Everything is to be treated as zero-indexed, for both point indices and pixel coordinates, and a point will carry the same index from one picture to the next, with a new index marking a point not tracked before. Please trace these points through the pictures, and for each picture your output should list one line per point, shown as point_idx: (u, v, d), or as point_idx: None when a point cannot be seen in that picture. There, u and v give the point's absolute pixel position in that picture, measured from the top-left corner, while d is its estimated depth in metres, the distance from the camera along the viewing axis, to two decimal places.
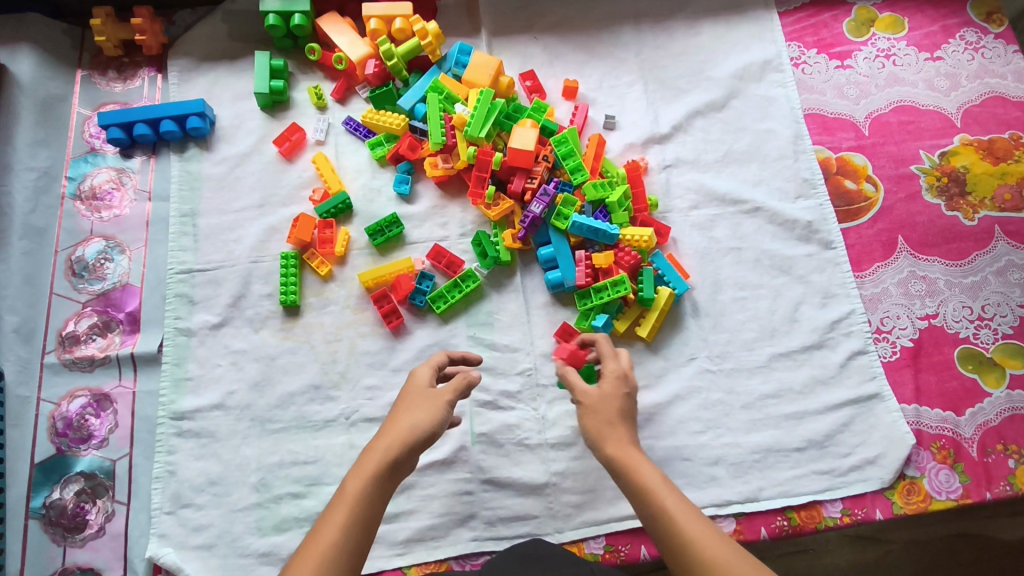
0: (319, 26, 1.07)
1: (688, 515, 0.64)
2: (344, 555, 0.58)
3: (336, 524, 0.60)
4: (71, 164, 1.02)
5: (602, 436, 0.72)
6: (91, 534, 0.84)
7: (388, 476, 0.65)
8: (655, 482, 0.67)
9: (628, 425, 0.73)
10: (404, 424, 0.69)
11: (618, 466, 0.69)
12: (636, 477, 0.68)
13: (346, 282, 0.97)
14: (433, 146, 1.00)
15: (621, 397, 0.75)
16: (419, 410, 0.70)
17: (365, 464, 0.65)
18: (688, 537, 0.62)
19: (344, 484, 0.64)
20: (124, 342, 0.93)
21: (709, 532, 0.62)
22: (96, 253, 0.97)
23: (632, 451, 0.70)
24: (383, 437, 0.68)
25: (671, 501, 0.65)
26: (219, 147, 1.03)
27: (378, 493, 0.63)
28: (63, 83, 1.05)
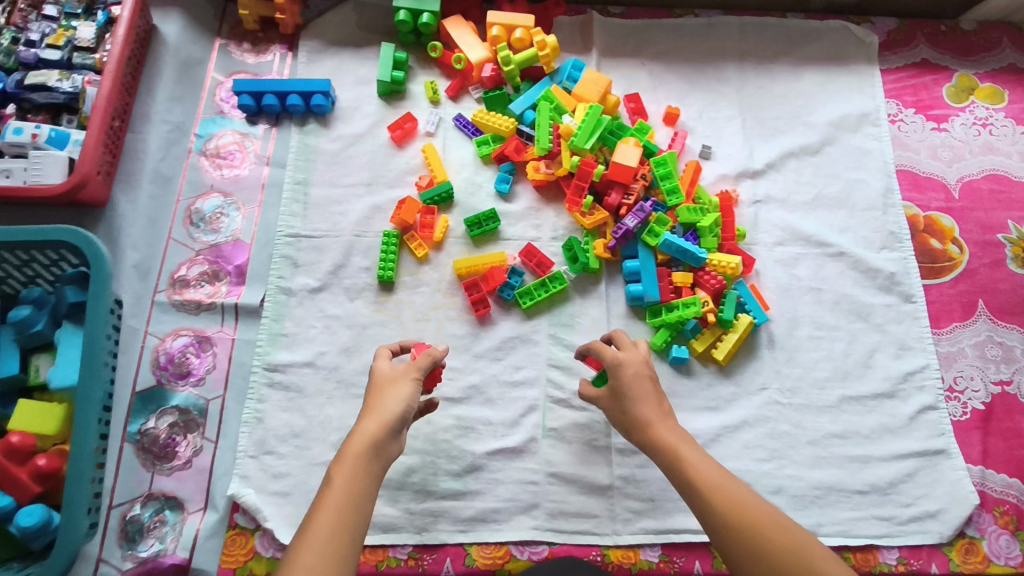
0: (443, 27, 1.11)
1: (721, 479, 0.71)
2: (340, 528, 0.63)
3: (331, 506, 0.65)
4: (200, 122, 1.08)
5: (625, 413, 0.79)
6: (179, 464, 0.89)
7: (374, 461, 0.69)
8: (689, 449, 0.74)
9: (655, 398, 0.79)
10: (383, 406, 0.74)
11: (649, 440, 0.76)
12: (671, 449, 0.74)
13: (439, 267, 1.01)
14: (538, 151, 1.04)
15: (631, 377, 0.80)
16: (392, 395, 0.75)
17: (349, 449, 0.69)
18: (722, 501, 0.69)
19: (330, 477, 0.68)
20: (229, 292, 0.99)
21: (749, 504, 0.68)
22: (214, 207, 1.03)
23: (666, 428, 0.76)
24: (360, 423, 0.72)
25: (703, 465, 0.72)
26: (336, 125, 1.09)
27: (367, 475, 0.68)
28: (203, 47, 1.13)
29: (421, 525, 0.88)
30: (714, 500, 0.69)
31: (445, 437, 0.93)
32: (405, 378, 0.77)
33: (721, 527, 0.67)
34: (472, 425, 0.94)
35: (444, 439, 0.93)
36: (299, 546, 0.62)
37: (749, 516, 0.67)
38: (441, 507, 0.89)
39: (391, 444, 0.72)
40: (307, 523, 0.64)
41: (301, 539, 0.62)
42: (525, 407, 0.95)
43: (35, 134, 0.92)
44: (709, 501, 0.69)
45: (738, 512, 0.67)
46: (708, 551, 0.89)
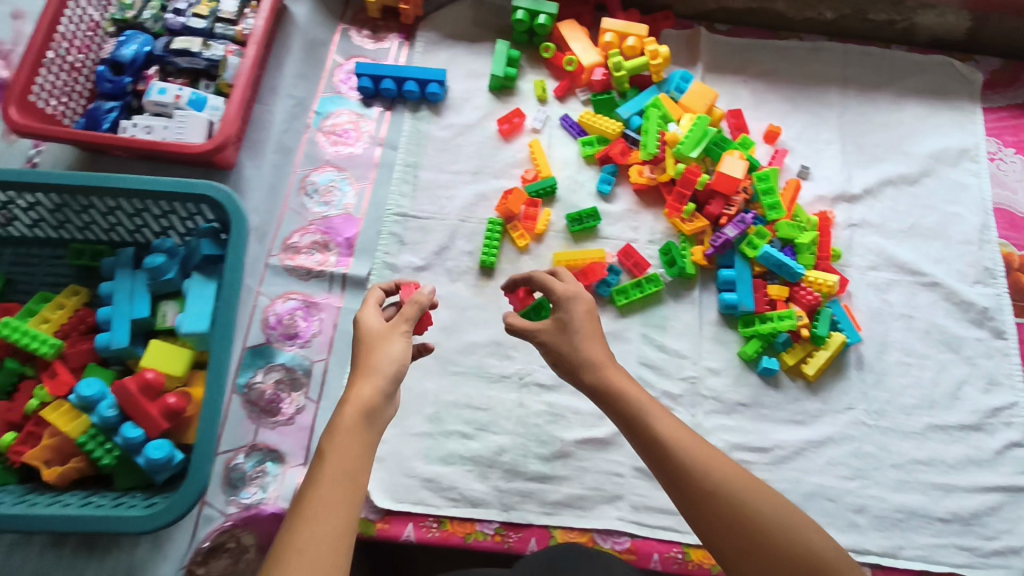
0: (558, 29, 1.14)
1: (693, 442, 0.68)
2: (339, 503, 0.58)
3: (328, 484, 0.59)
4: (320, 99, 1.13)
5: (577, 358, 0.74)
6: (283, 420, 0.94)
7: (369, 426, 0.63)
8: (652, 408, 0.70)
9: (602, 343, 0.75)
10: (380, 367, 0.67)
11: (607, 390, 0.72)
12: (628, 399, 0.71)
13: (539, 257, 1.04)
14: (644, 156, 1.06)
15: (582, 315, 0.76)
16: (388, 351, 0.68)
17: (344, 419, 0.63)
18: (692, 462, 0.66)
19: (323, 447, 0.61)
20: (338, 262, 1.03)
21: (718, 464, 0.66)
22: (328, 180, 1.07)
23: (620, 375, 0.73)
24: (355, 385, 0.65)
25: (672, 427, 0.69)
26: (448, 114, 1.13)
27: (363, 441, 0.62)
28: (327, 30, 1.17)
29: (508, 503, 0.91)
30: (692, 467, 0.66)
31: (536, 422, 0.96)
32: (395, 333, 0.70)
33: (688, 492, 0.65)
34: (562, 413, 0.97)
35: (535, 423, 0.96)
36: (301, 533, 0.55)
37: (720, 478, 0.65)
38: (529, 488, 0.92)
39: (384, 404, 0.66)
40: (303, 504, 0.57)
41: (301, 522, 0.56)
42: None
43: (178, 96, 0.97)
44: (679, 465, 0.66)
45: (706, 475, 0.65)
46: None
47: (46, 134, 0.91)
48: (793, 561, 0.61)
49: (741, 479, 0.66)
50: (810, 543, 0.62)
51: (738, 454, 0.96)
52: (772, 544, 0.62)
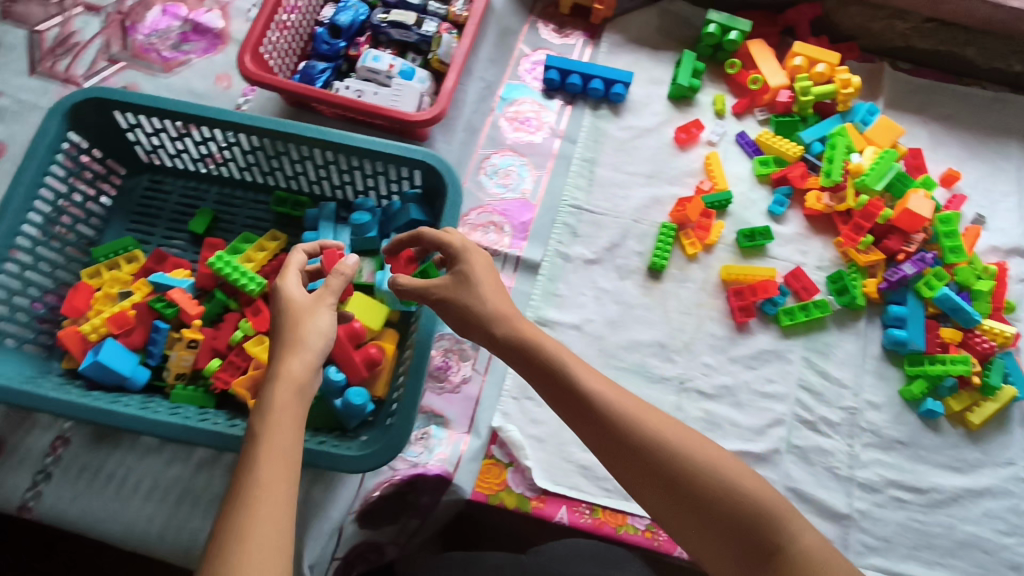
0: (747, 47, 1.15)
1: (610, 400, 0.64)
2: (277, 483, 0.55)
3: (262, 461, 0.56)
4: (505, 85, 1.15)
5: (484, 315, 0.70)
6: (449, 388, 0.97)
7: (297, 396, 0.62)
8: (571, 362, 0.67)
9: (503, 296, 0.72)
10: (310, 341, 0.65)
11: (529, 350, 0.68)
12: (546, 354, 0.67)
13: (707, 267, 1.06)
14: (825, 182, 1.06)
15: (480, 266, 0.73)
16: (310, 324, 0.67)
17: (278, 395, 0.61)
18: (619, 419, 0.63)
19: (256, 421, 0.60)
20: (512, 245, 1.05)
21: (646, 419, 0.63)
22: (507, 164, 1.10)
23: (533, 329, 0.70)
24: (281, 361, 0.64)
25: (588, 383, 0.65)
26: (627, 116, 1.15)
27: (293, 408, 0.61)
28: (518, 20, 1.20)
29: None
30: (616, 427, 0.63)
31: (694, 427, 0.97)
32: (322, 306, 0.68)
33: (612, 447, 0.63)
34: (720, 422, 0.98)
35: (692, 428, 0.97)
36: (240, 517, 0.53)
37: (647, 433, 0.62)
38: None
39: (310, 373, 0.64)
40: (238, 489, 0.54)
41: (237, 505, 0.53)
42: (772, 419, 0.99)
43: (391, 65, 1.00)
44: (601, 422, 0.63)
45: (627, 428, 0.63)
46: None
47: (270, 84, 0.94)
48: (737, 512, 0.59)
49: (665, 429, 0.63)
50: (744, 487, 0.60)
51: (892, 490, 0.96)
52: (709, 497, 0.60)
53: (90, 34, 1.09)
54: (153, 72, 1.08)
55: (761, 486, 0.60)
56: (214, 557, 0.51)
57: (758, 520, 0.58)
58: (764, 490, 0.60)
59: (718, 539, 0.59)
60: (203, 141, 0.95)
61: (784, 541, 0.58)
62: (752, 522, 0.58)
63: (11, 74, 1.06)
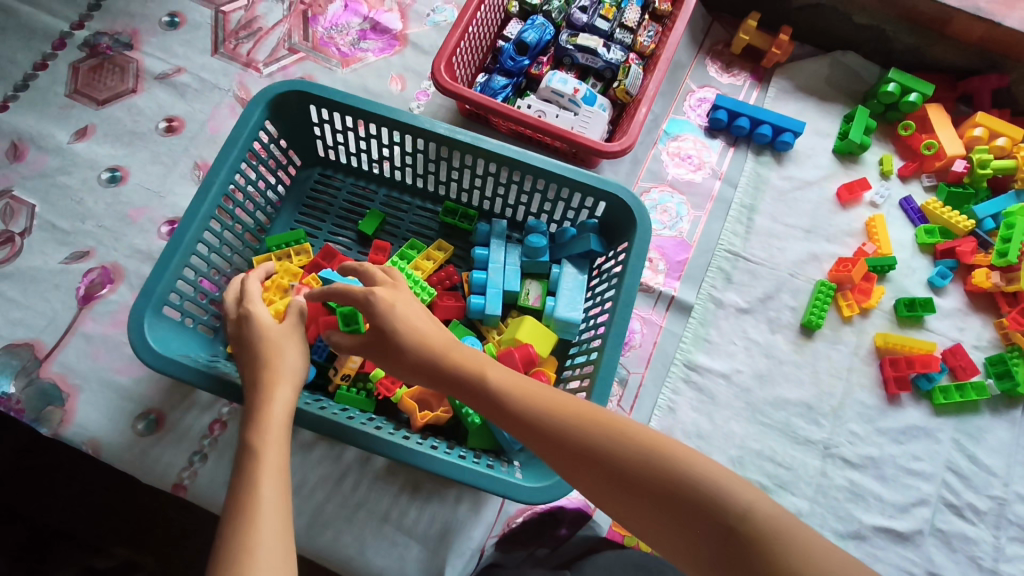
0: (923, 110, 1.14)
1: (535, 408, 0.60)
2: (269, 501, 0.57)
3: (262, 481, 0.58)
4: (669, 120, 1.16)
5: (394, 338, 0.67)
6: None
7: (285, 418, 0.65)
8: (486, 370, 0.64)
9: (422, 315, 0.69)
10: (287, 367, 0.69)
11: (449, 374, 0.65)
12: (465, 373, 0.64)
13: (861, 332, 1.03)
14: (995, 261, 1.03)
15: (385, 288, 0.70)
16: (286, 353, 0.70)
17: (270, 419, 0.64)
18: (547, 431, 0.59)
19: (246, 443, 0.62)
20: (666, 283, 1.04)
21: (573, 422, 0.59)
22: (666, 200, 1.10)
23: (453, 347, 0.66)
24: (265, 391, 0.66)
25: (509, 392, 0.62)
26: (789, 165, 1.14)
27: (281, 429, 0.64)
28: (687, 55, 1.21)
29: None
30: (548, 439, 0.59)
31: (836, 496, 0.94)
32: (288, 335, 0.71)
33: (560, 456, 0.59)
34: (863, 494, 0.95)
35: (835, 496, 0.94)
36: (242, 533, 0.55)
37: (577, 435, 0.58)
38: None
39: (288, 394, 0.67)
40: (235, 510, 0.56)
41: (238, 523, 0.55)
42: (918, 498, 0.95)
43: (576, 90, 1.01)
44: (538, 434, 0.60)
45: (564, 435, 0.58)
46: None
47: (462, 97, 0.96)
48: (688, 503, 0.53)
49: (594, 426, 0.58)
50: (690, 472, 0.54)
51: None
52: (656, 492, 0.54)
53: (273, 21, 1.13)
54: (331, 66, 1.11)
55: (713, 466, 0.54)
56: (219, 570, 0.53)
57: (713, 509, 0.52)
58: (719, 472, 0.54)
59: (683, 539, 0.54)
60: (388, 145, 0.96)
61: (740, 521, 0.51)
62: (710, 513, 0.52)
63: (194, 52, 1.09)
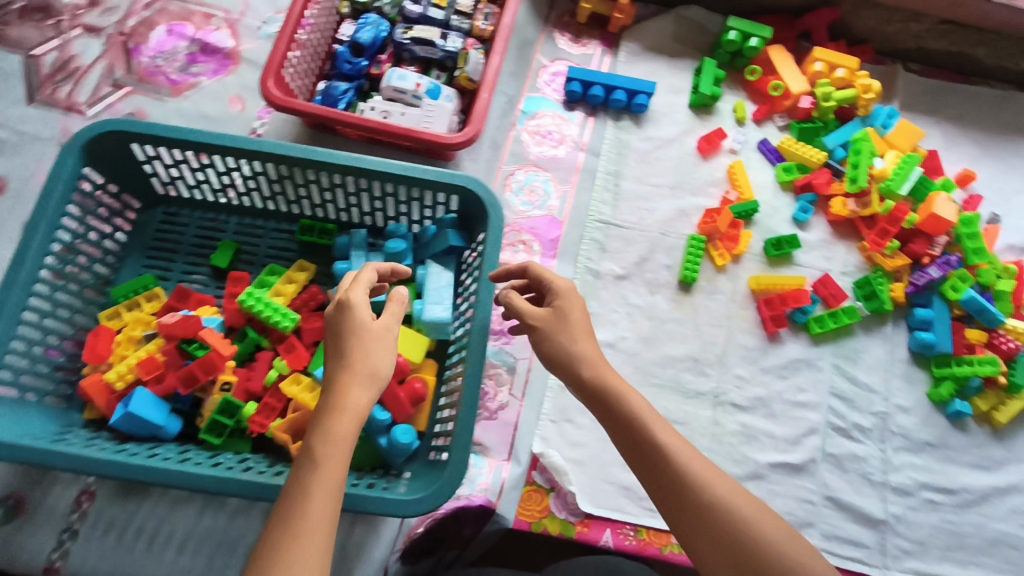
0: (766, 53, 1.16)
1: (675, 448, 0.61)
2: (316, 523, 0.52)
3: (314, 492, 0.54)
4: (526, 99, 1.15)
5: (560, 349, 0.69)
6: (486, 414, 0.95)
7: (353, 426, 0.59)
8: (629, 393, 0.65)
9: (591, 339, 0.70)
10: (365, 368, 0.62)
11: (596, 387, 0.66)
12: (617, 396, 0.65)
13: (735, 278, 1.06)
14: (849, 188, 1.07)
15: (577, 308, 0.71)
16: (372, 354, 0.63)
17: (340, 425, 0.58)
18: (674, 468, 0.60)
19: (309, 444, 0.57)
20: (542, 263, 1.04)
21: (702, 473, 0.60)
22: (532, 180, 1.09)
23: (609, 372, 0.67)
24: (339, 393, 0.60)
25: (647, 421, 0.62)
26: (648, 126, 1.15)
27: (348, 439, 0.58)
28: (535, 31, 1.19)
29: None
30: (670, 476, 0.59)
31: (731, 441, 0.97)
32: (372, 329, 0.65)
33: (671, 487, 0.59)
34: (756, 435, 0.98)
35: (729, 442, 0.97)
36: (280, 543, 0.51)
37: (716, 501, 0.58)
38: None
39: (363, 402, 0.60)
40: (284, 515, 0.53)
41: (280, 531, 0.52)
42: (807, 428, 0.99)
43: (418, 85, 0.98)
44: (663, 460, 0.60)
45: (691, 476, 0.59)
46: None
47: (297, 109, 0.92)
48: None
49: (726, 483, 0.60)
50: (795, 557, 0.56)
51: (925, 493, 0.97)
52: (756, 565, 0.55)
53: (91, 59, 1.06)
54: (161, 97, 1.05)
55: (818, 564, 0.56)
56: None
57: None
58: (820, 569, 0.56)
59: None
60: (225, 171, 0.91)
61: None
62: None
63: (6, 104, 1.01)
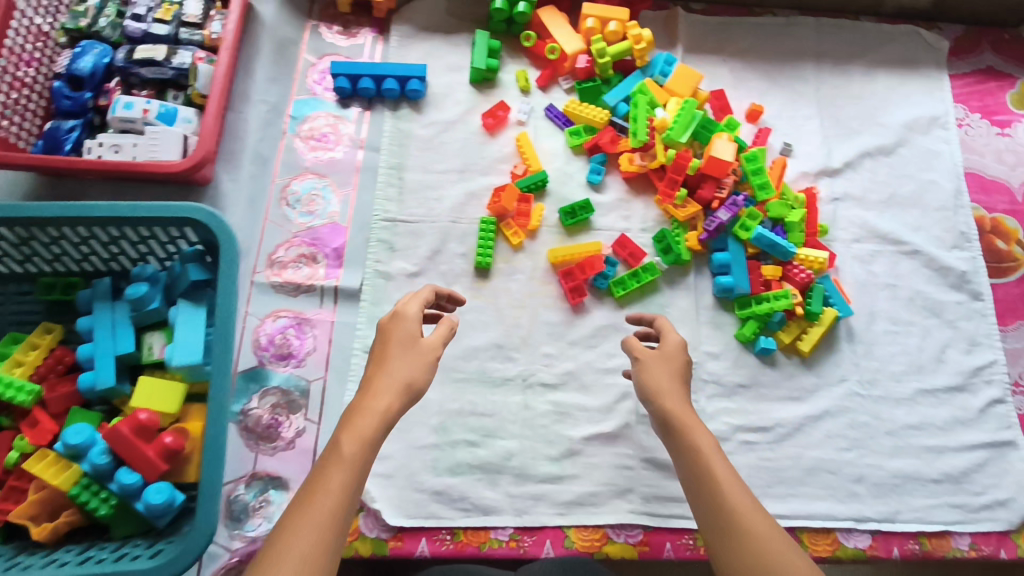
0: (537, 16, 1.12)
1: (733, 482, 0.67)
2: (331, 513, 0.59)
3: (337, 482, 0.61)
4: (294, 103, 1.07)
5: (648, 384, 0.78)
6: (282, 445, 0.91)
7: (378, 427, 0.67)
8: (697, 431, 0.72)
9: (682, 387, 0.78)
10: (387, 378, 0.70)
11: (670, 418, 0.74)
12: (686, 432, 0.72)
13: (534, 255, 1.03)
14: (633, 144, 1.06)
15: (677, 360, 0.80)
16: (405, 364, 0.72)
17: (360, 422, 0.66)
18: (728, 497, 0.65)
19: (338, 438, 0.65)
20: (328, 275, 0.99)
21: (755, 511, 0.64)
22: (310, 189, 1.03)
23: (693, 418, 0.74)
24: (373, 394, 0.69)
25: (716, 459, 0.69)
26: (429, 111, 1.09)
27: (371, 438, 0.66)
28: (295, 27, 1.11)
29: (521, 508, 0.92)
30: (725, 502, 0.65)
31: (543, 423, 0.96)
32: (412, 347, 0.74)
33: (719, 511, 0.65)
34: (568, 411, 0.97)
35: (542, 424, 0.96)
36: (295, 515, 0.59)
37: (756, 532, 0.62)
38: (540, 491, 0.93)
39: (390, 413, 0.68)
40: (304, 493, 0.61)
41: (298, 509, 0.59)
42: (620, 394, 0.98)
43: (146, 110, 0.90)
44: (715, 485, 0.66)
45: (738, 502, 0.64)
46: (794, 536, 0.95)
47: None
48: None
49: (758, 509, 0.64)
50: None
51: (741, 436, 0.98)
52: None
53: None
54: None
55: None
56: (268, 546, 0.57)
57: None
58: None
59: None
60: None
61: None
62: None
63: None
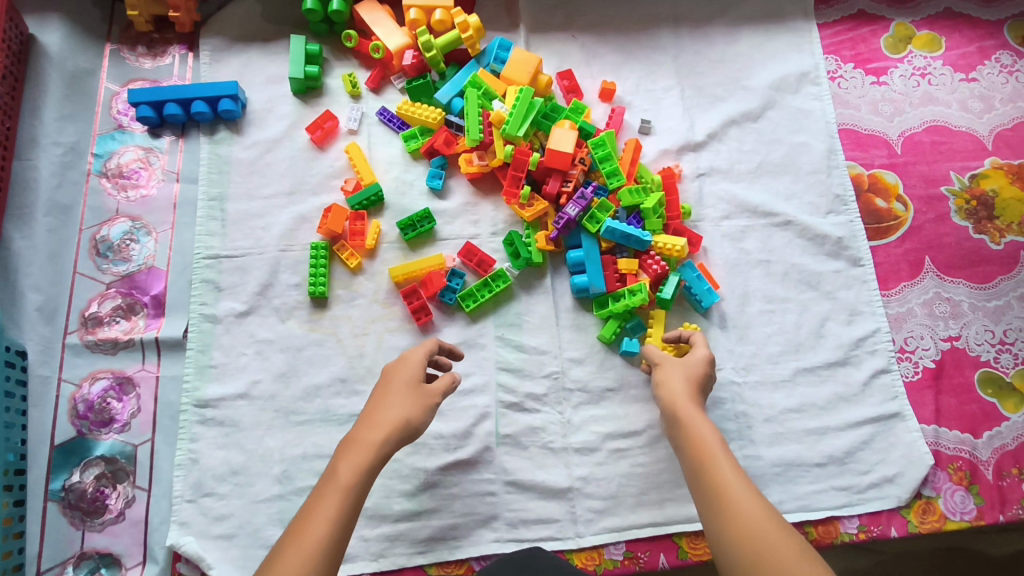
0: (357, 12, 1.03)
1: (734, 474, 0.69)
2: (327, 544, 0.60)
3: (328, 506, 0.62)
4: (97, 140, 0.98)
5: (659, 384, 0.80)
6: (111, 518, 0.84)
7: (374, 460, 0.67)
8: (698, 422, 0.75)
9: (692, 388, 0.79)
10: (386, 416, 0.71)
11: (674, 413, 0.77)
12: (687, 426, 0.75)
13: (375, 276, 0.96)
14: (469, 143, 0.98)
15: (693, 366, 0.81)
16: (405, 403, 0.72)
17: (353, 454, 0.67)
18: (725, 486, 0.68)
19: (336, 467, 0.66)
20: (148, 325, 0.91)
21: (755, 504, 0.65)
22: (122, 234, 0.94)
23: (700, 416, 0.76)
24: (370, 428, 0.70)
25: (716, 453, 0.71)
26: (250, 131, 1.00)
27: (367, 471, 0.66)
28: (91, 55, 1.01)
29: (377, 552, 0.86)
30: (724, 491, 0.67)
31: (396, 457, 0.90)
32: (413, 386, 0.74)
33: (714, 496, 0.67)
34: (423, 441, 0.91)
35: (395, 459, 0.90)
36: (290, 536, 0.61)
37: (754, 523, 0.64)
38: (397, 530, 0.87)
39: (387, 447, 0.69)
40: (301, 515, 0.62)
41: (293, 530, 0.61)
42: (477, 416, 0.92)
43: None
44: (713, 478, 0.69)
45: (732, 490, 0.67)
46: (672, 543, 0.89)
47: None
48: None
49: (755, 497, 0.66)
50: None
51: (610, 444, 0.92)
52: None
53: None
54: None
55: None
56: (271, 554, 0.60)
57: None
58: None
59: None
60: None
61: None
62: None
63: None
